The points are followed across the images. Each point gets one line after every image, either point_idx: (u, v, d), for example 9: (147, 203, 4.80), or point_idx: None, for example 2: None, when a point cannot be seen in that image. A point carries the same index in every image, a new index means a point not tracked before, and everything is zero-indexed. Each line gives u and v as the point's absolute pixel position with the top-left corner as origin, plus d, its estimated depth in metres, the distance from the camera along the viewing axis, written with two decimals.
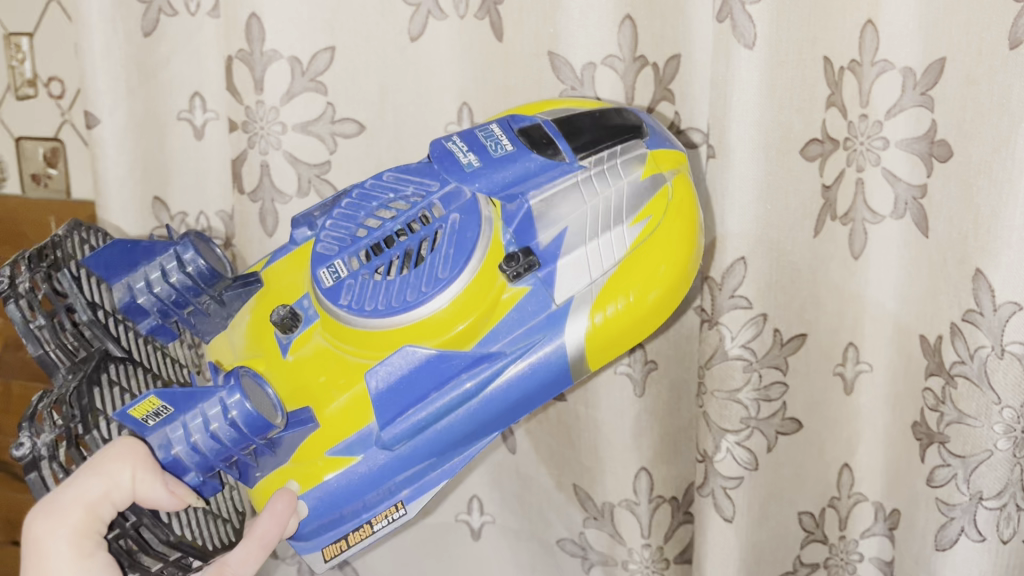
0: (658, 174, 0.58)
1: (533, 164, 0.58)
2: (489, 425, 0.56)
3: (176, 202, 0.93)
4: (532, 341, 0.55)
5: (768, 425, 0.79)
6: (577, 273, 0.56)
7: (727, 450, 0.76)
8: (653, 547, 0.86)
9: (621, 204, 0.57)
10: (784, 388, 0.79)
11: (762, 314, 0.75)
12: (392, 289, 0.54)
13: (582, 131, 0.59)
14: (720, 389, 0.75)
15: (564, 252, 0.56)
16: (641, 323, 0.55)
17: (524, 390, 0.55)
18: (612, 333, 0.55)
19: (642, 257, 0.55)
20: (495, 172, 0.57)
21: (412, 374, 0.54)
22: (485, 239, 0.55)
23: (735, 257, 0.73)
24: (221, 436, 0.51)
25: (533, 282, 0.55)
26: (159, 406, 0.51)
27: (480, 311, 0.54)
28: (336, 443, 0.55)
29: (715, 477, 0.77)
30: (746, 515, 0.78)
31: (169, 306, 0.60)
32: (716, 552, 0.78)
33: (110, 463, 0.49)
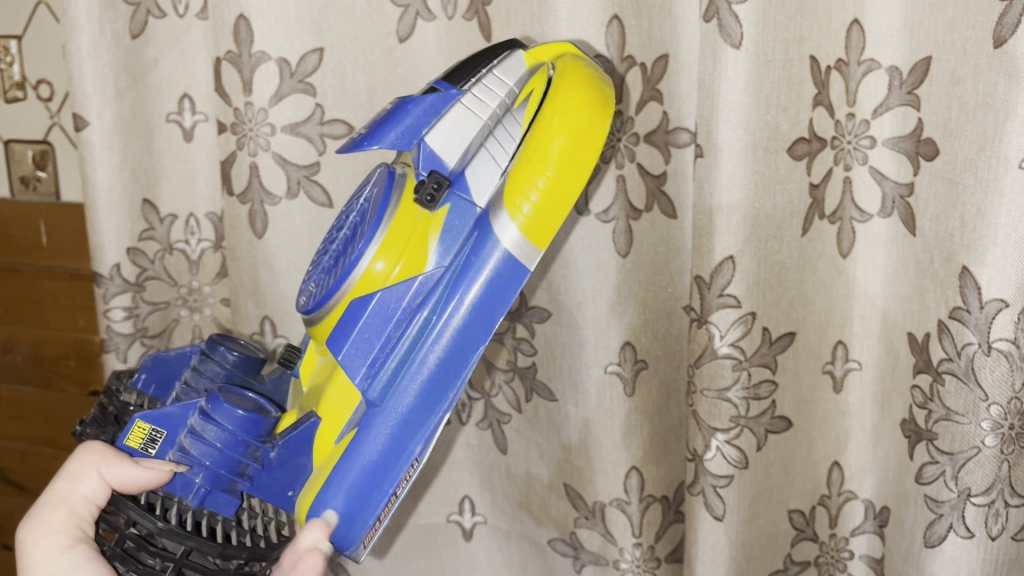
0: (536, 63, 0.62)
1: (428, 101, 0.60)
2: (465, 348, 0.59)
3: (166, 204, 0.92)
4: (480, 261, 0.59)
5: (758, 424, 0.79)
6: (490, 174, 0.61)
7: (717, 448, 0.76)
8: (644, 546, 0.86)
9: (506, 104, 0.61)
10: (773, 386, 0.79)
11: (751, 313, 0.75)
12: (337, 268, 0.60)
13: (457, 70, 0.62)
14: (708, 388, 0.75)
15: (471, 170, 0.61)
16: (564, 184, 0.59)
17: (481, 301, 0.59)
18: (545, 208, 0.59)
19: (539, 133, 0.60)
20: (387, 125, 0.59)
21: (368, 324, 0.59)
22: (400, 192, 0.61)
23: (724, 256, 0.72)
24: (211, 442, 0.56)
25: (451, 199, 0.60)
26: (154, 432, 0.57)
27: (410, 251, 0.60)
28: (339, 430, 0.60)
29: (705, 476, 0.77)
30: (736, 513, 0.78)
31: (210, 397, 0.65)
32: (706, 551, 0.78)
33: (78, 463, 0.54)
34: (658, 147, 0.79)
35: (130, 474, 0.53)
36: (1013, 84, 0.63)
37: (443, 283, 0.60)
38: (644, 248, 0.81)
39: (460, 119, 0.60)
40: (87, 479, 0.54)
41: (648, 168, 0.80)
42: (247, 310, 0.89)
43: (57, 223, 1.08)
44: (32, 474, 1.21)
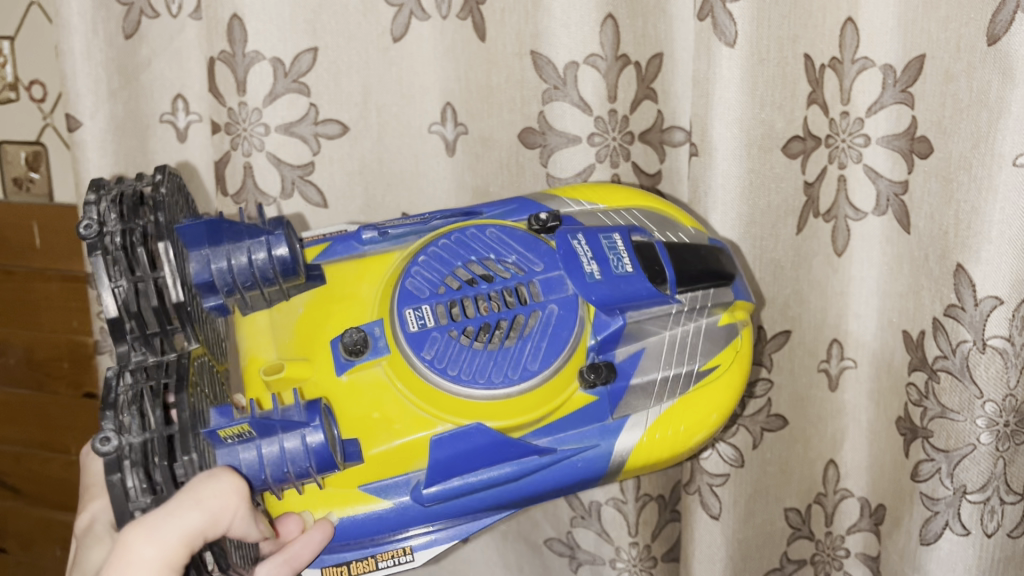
0: (732, 324, 0.60)
1: (643, 289, 0.56)
2: (517, 503, 0.56)
3: None
4: (583, 446, 0.56)
5: (752, 422, 0.81)
6: (642, 397, 0.57)
7: (714, 446, 0.77)
8: (640, 545, 0.86)
9: (698, 345, 0.58)
10: (768, 384, 0.81)
11: (744, 313, 0.79)
12: (478, 361, 0.53)
13: (690, 264, 0.59)
14: None
15: (637, 372, 0.57)
16: (673, 448, 0.58)
17: (555, 485, 0.56)
18: (654, 451, 0.58)
19: (697, 406, 0.58)
20: (614, 289, 0.55)
21: (467, 455, 0.54)
22: (573, 344, 0.54)
23: None
24: (292, 469, 0.50)
25: (601, 393, 0.56)
26: (244, 429, 0.49)
27: (538, 407, 0.54)
28: (371, 480, 0.55)
29: (702, 474, 0.77)
30: (732, 511, 0.78)
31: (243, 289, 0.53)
32: (702, 550, 0.78)
33: (214, 499, 0.44)
34: (653, 146, 0.80)
35: (245, 530, 0.47)
36: (1007, 82, 0.64)
37: (545, 458, 0.55)
38: None
39: (658, 321, 0.57)
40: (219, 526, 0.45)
41: (643, 167, 0.80)
42: None
43: (50, 224, 1.08)
44: (26, 476, 1.21)
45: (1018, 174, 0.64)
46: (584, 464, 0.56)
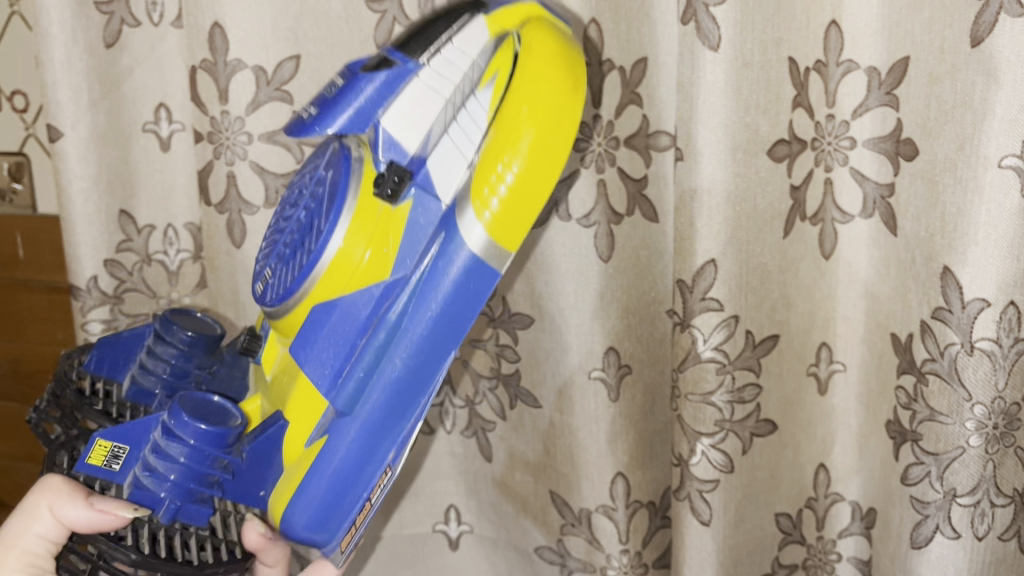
0: (497, 33, 0.57)
1: (376, 89, 0.55)
2: (432, 348, 0.54)
3: (143, 215, 0.92)
4: (432, 241, 0.55)
5: (742, 428, 0.78)
6: (452, 158, 0.57)
7: (702, 453, 0.76)
8: (631, 553, 0.85)
9: (468, 79, 0.58)
10: (757, 389, 0.78)
11: (733, 316, 0.74)
12: (298, 262, 0.57)
13: (420, 35, 0.57)
14: (692, 392, 0.75)
15: (429, 152, 0.57)
16: (528, 210, 0.54)
17: (447, 297, 0.53)
18: (509, 212, 0.53)
19: (530, 89, 0.53)
20: (341, 115, 0.54)
21: (333, 328, 0.55)
22: (357, 177, 0.57)
23: (705, 259, 0.72)
24: (172, 454, 0.53)
25: (413, 191, 0.55)
26: (115, 448, 0.54)
27: (376, 232, 0.56)
28: (310, 431, 0.56)
29: (691, 481, 0.76)
30: (722, 517, 0.78)
31: (173, 378, 0.64)
32: (693, 556, 0.78)
33: (29, 502, 0.52)
34: (638, 150, 0.78)
35: (76, 512, 0.51)
36: (991, 83, 0.64)
37: (407, 288, 0.54)
38: (626, 253, 0.80)
39: (422, 100, 0.55)
40: (42, 518, 0.52)
41: (629, 173, 0.79)
42: (228, 318, 0.88)
43: (34, 235, 1.07)
44: (13, 490, 1.20)
45: (1003, 176, 0.64)
46: (461, 283, 0.53)
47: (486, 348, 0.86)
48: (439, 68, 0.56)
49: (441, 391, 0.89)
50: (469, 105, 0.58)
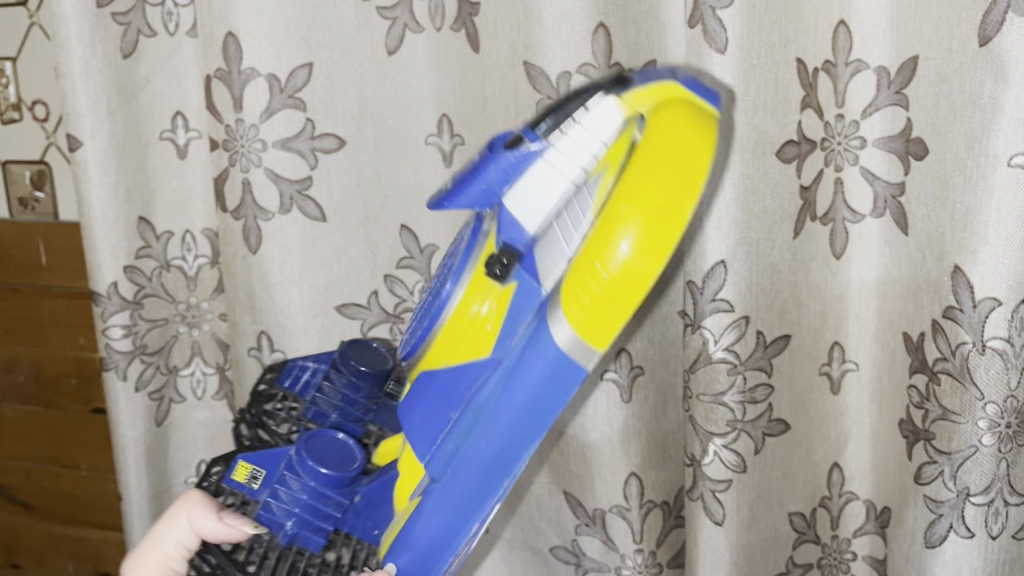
0: (631, 108, 0.44)
1: (501, 163, 0.46)
2: (512, 441, 0.44)
3: (162, 221, 0.94)
4: (526, 322, 0.46)
5: (754, 427, 0.78)
6: (552, 250, 0.46)
7: (714, 453, 0.77)
8: (645, 552, 0.86)
9: (583, 158, 0.45)
10: (769, 389, 0.78)
11: (745, 317, 0.75)
12: (422, 325, 0.54)
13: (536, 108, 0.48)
14: (705, 393, 0.75)
15: (530, 230, 0.47)
16: (617, 315, 0.41)
17: (536, 394, 0.43)
18: (598, 315, 0.41)
19: (647, 161, 0.40)
20: (459, 195, 0.48)
21: (433, 398, 0.48)
22: (477, 250, 0.51)
23: (715, 260, 0.72)
24: (301, 489, 0.52)
25: (517, 276, 0.47)
26: (254, 469, 0.53)
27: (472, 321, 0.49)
28: (415, 487, 0.50)
29: (704, 481, 0.77)
30: (736, 517, 0.79)
31: (343, 408, 0.58)
32: (705, 555, 0.79)
33: (172, 510, 0.51)
34: None
35: (210, 527, 0.49)
36: (1000, 82, 0.63)
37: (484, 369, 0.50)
38: None
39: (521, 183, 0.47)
40: (182, 525, 0.50)
41: None
42: (242, 324, 0.89)
43: (57, 242, 1.09)
44: (39, 491, 1.22)
45: (1013, 174, 0.64)
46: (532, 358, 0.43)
47: None
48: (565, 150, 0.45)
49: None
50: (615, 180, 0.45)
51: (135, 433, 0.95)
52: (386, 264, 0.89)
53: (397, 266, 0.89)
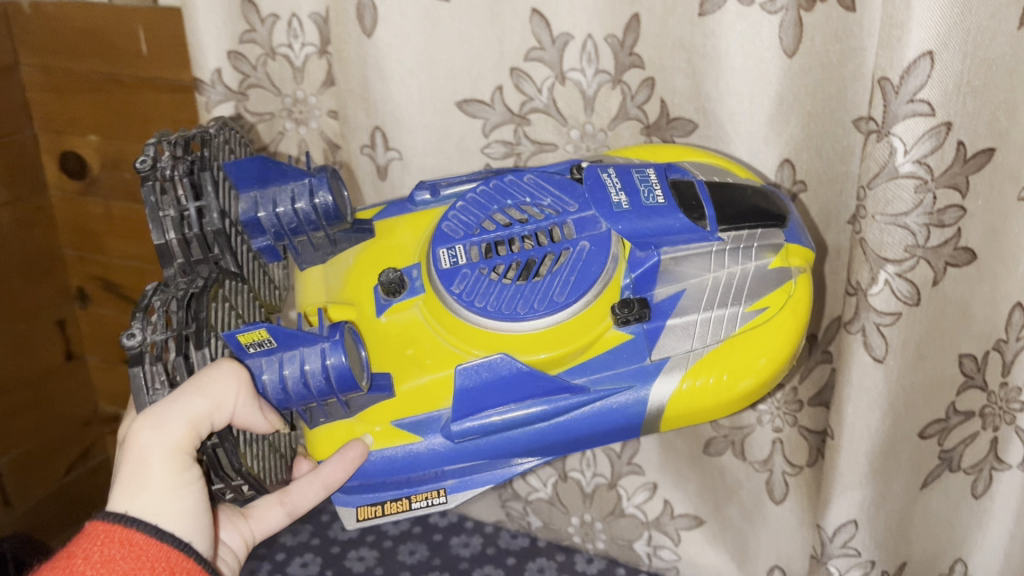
0: (785, 267, 0.59)
1: (677, 223, 0.57)
2: (550, 447, 0.57)
3: (267, 3, 0.85)
4: (619, 386, 0.57)
5: (936, 256, 0.69)
6: (680, 337, 0.57)
7: (885, 282, 0.68)
8: (786, 388, 0.80)
9: (744, 287, 0.58)
10: (960, 213, 0.67)
11: (945, 124, 0.63)
12: (504, 293, 0.56)
13: (730, 203, 0.59)
14: (882, 213, 0.66)
15: (676, 313, 0.57)
16: (700, 411, 0.57)
17: (589, 431, 0.57)
18: (691, 404, 0.56)
19: (784, 339, 0.57)
20: (640, 219, 0.57)
21: (498, 382, 0.56)
22: (606, 277, 0.57)
23: (921, 51, 0.60)
24: (311, 383, 0.54)
25: (636, 330, 0.57)
26: (265, 338, 0.53)
27: (576, 340, 0.57)
28: (405, 416, 0.58)
29: (868, 313, 0.69)
30: (900, 354, 0.71)
31: (286, 231, 0.60)
32: (857, 394, 0.72)
33: (217, 385, 0.49)
34: None
35: (253, 419, 0.52)
36: None
37: (575, 396, 0.56)
38: (818, 45, 0.68)
39: (697, 262, 0.57)
40: (225, 410, 0.50)
41: None
42: (355, 119, 0.82)
43: (156, 30, 1.02)
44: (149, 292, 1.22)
45: None
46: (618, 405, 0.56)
47: None
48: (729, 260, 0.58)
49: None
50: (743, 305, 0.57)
51: None
52: (512, 55, 0.76)
53: (524, 59, 0.76)
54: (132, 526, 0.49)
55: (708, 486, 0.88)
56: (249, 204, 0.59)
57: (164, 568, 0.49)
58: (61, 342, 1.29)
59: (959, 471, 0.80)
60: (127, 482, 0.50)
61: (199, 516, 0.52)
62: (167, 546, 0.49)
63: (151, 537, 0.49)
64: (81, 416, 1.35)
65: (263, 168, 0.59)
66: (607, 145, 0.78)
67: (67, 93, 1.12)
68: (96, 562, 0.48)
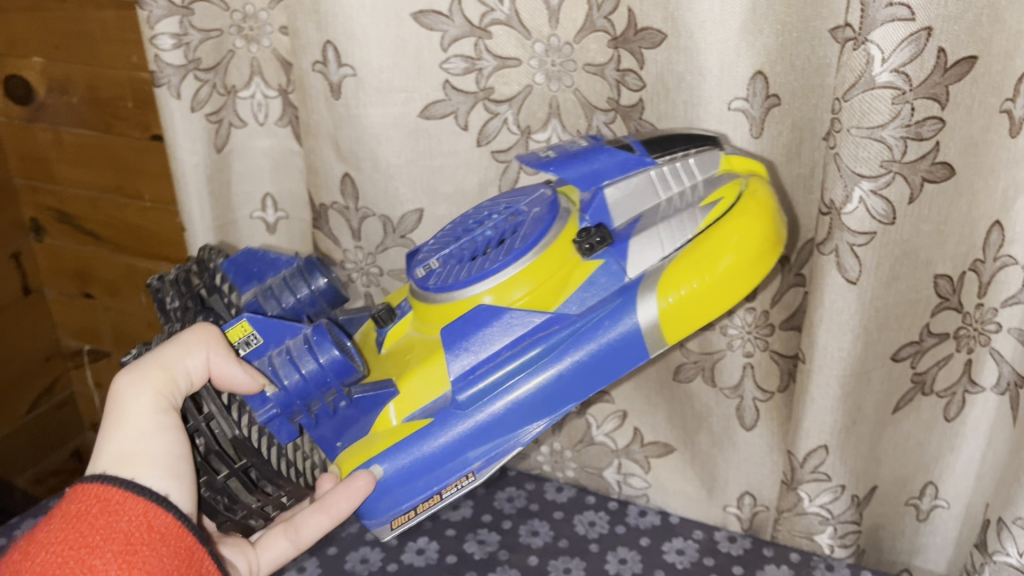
0: (731, 174, 0.60)
1: (610, 162, 0.59)
2: (566, 397, 0.58)
3: None
4: (609, 308, 0.57)
5: (913, 172, 0.65)
6: (650, 249, 0.57)
7: (860, 200, 0.65)
8: (757, 310, 0.79)
9: (695, 196, 0.59)
10: (939, 125, 0.64)
11: (926, 29, 0.59)
12: (476, 266, 0.59)
13: (658, 138, 0.61)
14: (858, 126, 0.63)
15: (636, 233, 0.58)
16: (699, 314, 0.56)
17: (599, 362, 0.57)
18: (684, 313, 0.56)
19: (749, 218, 0.56)
20: (576, 165, 0.59)
21: (485, 337, 0.59)
22: (561, 225, 0.59)
23: None
24: (303, 373, 0.57)
25: (606, 255, 0.58)
26: (251, 334, 0.58)
27: (551, 280, 0.58)
28: (414, 410, 0.60)
29: (841, 233, 0.67)
30: (874, 274, 0.69)
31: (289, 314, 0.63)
32: (831, 316, 0.70)
33: (187, 337, 0.56)
34: None
35: (227, 368, 0.55)
36: None
37: (568, 327, 0.58)
38: None
39: (642, 190, 0.59)
40: (196, 356, 0.55)
41: None
42: (305, 32, 0.77)
43: None
44: (105, 222, 1.18)
45: None
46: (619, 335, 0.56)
47: (604, 76, 0.74)
48: (667, 176, 0.60)
49: (514, 98, 0.77)
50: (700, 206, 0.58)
51: (194, 158, 0.88)
52: None
53: None
54: (107, 481, 0.52)
55: (678, 412, 0.87)
56: (251, 296, 0.64)
57: (140, 518, 0.51)
58: (17, 276, 1.25)
59: (932, 394, 0.78)
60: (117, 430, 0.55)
61: (176, 461, 0.54)
62: (141, 498, 0.52)
63: (126, 492, 0.52)
64: (42, 351, 1.31)
65: (255, 266, 0.65)
66: (574, 60, 0.75)
67: (8, 11, 1.06)
68: (72, 513, 0.50)
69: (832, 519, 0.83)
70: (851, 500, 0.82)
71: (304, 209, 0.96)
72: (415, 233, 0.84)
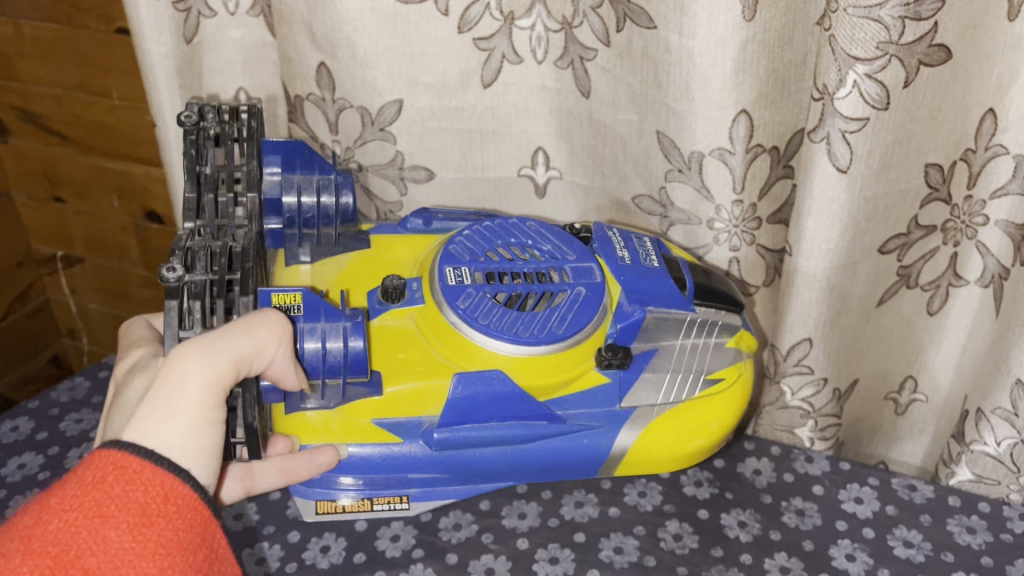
0: (739, 351, 0.69)
1: (665, 288, 0.66)
2: (516, 470, 0.66)
3: None
4: (590, 424, 0.66)
5: (910, 55, 0.63)
6: (651, 391, 0.67)
7: (853, 85, 0.64)
8: (744, 205, 0.76)
9: (705, 359, 0.68)
10: (938, 5, 0.61)
11: None
12: (506, 318, 0.63)
13: (709, 283, 0.69)
14: (855, 5, 0.60)
15: (648, 368, 0.66)
16: (643, 466, 0.68)
17: (554, 463, 0.66)
18: (641, 458, 0.67)
19: (727, 412, 0.68)
20: (641, 276, 0.66)
21: (484, 396, 0.63)
22: (595, 326, 0.64)
23: None
24: (329, 360, 0.59)
25: (614, 377, 0.66)
26: (293, 305, 0.59)
27: (558, 373, 0.64)
28: (386, 417, 0.64)
29: (833, 119, 0.65)
30: (865, 163, 0.67)
31: (301, 219, 0.68)
32: (819, 207, 0.69)
33: (263, 330, 0.53)
34: None
35: (285, 372, 0.56)
36: None
37: (554, 425, 0.65)
38: None
39: (673, 330, 0.66)
40: (265, 356, 0.53)
41: None
42: None
43: None
44: (72, 121, 1.14)
45: None
46: (589, 442, 0.66)
47: None
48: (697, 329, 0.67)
49: None
50: (704, 373, 0.68)
51: (162, 49, 0.84)
52: None
53: None
54: (124, 448, 0.46)
55: None
56: (276, 185, 0.67)
57: (156, 489, 0.45)
58: None
59: (917, 288, 0.78)
60: (157, 418, 0.48)
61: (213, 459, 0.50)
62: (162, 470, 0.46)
63: (143, 460, 0.46)
64: (14, 257, 1.28)
65: (295, 155, 0.68)
66: None
67: None
68: (86, 478, 0.45)
69: (813, 412, 0.84)
70: (833, 394, 0.83)
71: (279, 104, 0.92)
72: (394, 126, 0.81)
